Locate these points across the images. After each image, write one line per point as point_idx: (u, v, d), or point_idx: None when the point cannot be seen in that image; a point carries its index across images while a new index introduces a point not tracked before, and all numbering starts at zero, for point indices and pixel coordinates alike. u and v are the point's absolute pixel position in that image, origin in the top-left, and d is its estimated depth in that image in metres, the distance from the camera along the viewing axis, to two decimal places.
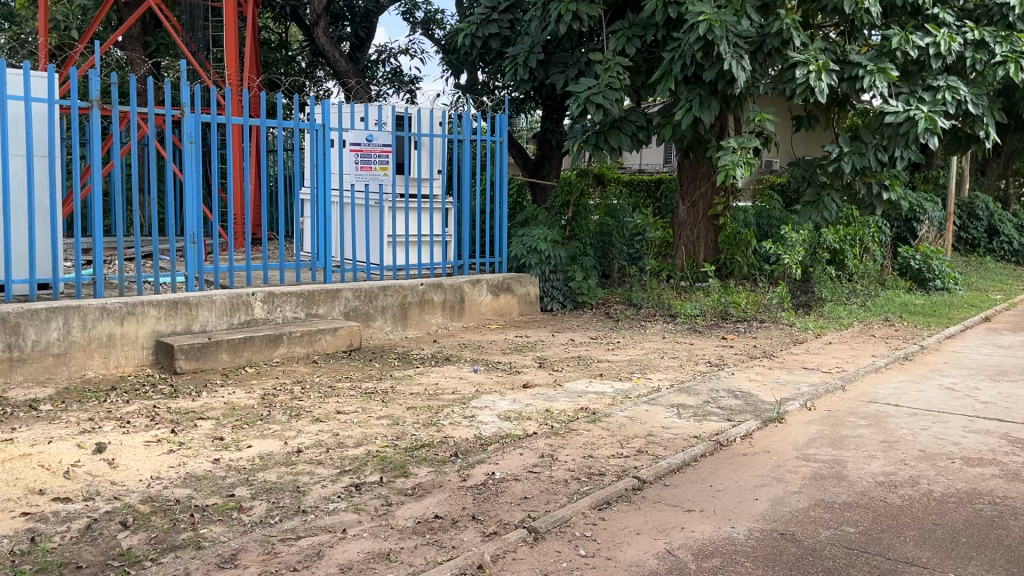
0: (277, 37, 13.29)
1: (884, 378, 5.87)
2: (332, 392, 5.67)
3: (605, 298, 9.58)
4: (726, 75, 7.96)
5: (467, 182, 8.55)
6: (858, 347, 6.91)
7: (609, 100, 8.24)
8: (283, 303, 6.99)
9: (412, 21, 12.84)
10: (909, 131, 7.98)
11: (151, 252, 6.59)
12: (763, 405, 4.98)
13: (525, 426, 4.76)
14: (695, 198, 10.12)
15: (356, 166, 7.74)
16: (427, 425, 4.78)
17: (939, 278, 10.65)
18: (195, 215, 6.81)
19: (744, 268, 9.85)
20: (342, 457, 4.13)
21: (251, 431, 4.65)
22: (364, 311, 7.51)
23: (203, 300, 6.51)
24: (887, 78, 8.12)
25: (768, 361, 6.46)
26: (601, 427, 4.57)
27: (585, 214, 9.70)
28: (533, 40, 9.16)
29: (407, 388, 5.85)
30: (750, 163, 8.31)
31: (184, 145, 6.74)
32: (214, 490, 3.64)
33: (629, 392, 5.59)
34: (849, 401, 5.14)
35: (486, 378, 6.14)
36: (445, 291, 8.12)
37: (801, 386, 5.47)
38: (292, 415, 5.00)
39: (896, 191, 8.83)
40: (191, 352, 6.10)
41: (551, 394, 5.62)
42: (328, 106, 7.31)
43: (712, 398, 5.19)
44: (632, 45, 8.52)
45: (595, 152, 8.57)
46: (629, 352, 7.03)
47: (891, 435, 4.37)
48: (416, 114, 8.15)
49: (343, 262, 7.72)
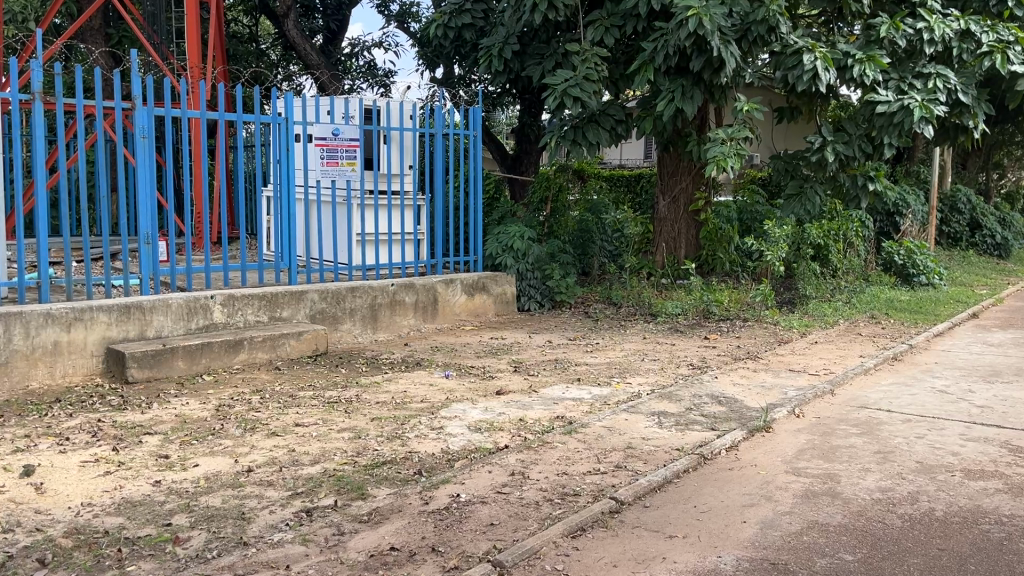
0: (247, 30, 12.92)
1: (875, 380, 5.61)
2: (292, 401, 5.32)
3: (585, 296, 9.28)
4: (714, 63, 7.75)
5: (440, 178, 8.22)
6: (845, 347, 6.67)
7: (586, 92, 7.93)
8: (245, 306, 6.63)
9: (387, 14, 12.49)
10: (904, 121, 7.79)
11: (102, 255, 6.18)
12: (749, 412, 4.70)
13: (497, 438, 4.46)
14: (675, 193, 9.85)
15: (321, 161, 7.38)
16: (390, 439, 4.45)
17: (924, 274, 10.45)
18: (149, 213, 6.41)
19: (726, 265, 9.50)
20: (295, 477, 3.81)
21: (200, 447, 4.31)
22: (331, 313, 7.18)
23: (157, 304, 6.14)
24: (877, 65, 7.91)
25: (753, 363, 6.18)
26: (577, 438, 4.27)
27: (563, 210, 9.46)
28: (507, 30, 8.83)
29: (374, 396, 5.52)
30: (741, 152, 8.07)
31: (137, 141, 6.32)
32: (149, 519, 3.29)
33: (609, 399, 5.30)
34: (839, 407, 4.87)
35: (458, 385, 5.82)
36: (417, 291, 7.80)
37: (788, 391, 5.20)
38: (246, 429, 4.66)
39: (882, 181, 8.61)
40: (144, 360, 5.73)
41: (525, 401, 5.31)
42: (291, 99, 6.95)
43: (695, 405, 4.91)
44: (610, 36, 8.23)
45: (573, 147, 8.26)
46: (608, 355, 6.73)
47: (886, 445, 4.11)
48: (386, 108, 7.79)
49: (308, 263, 7.36)
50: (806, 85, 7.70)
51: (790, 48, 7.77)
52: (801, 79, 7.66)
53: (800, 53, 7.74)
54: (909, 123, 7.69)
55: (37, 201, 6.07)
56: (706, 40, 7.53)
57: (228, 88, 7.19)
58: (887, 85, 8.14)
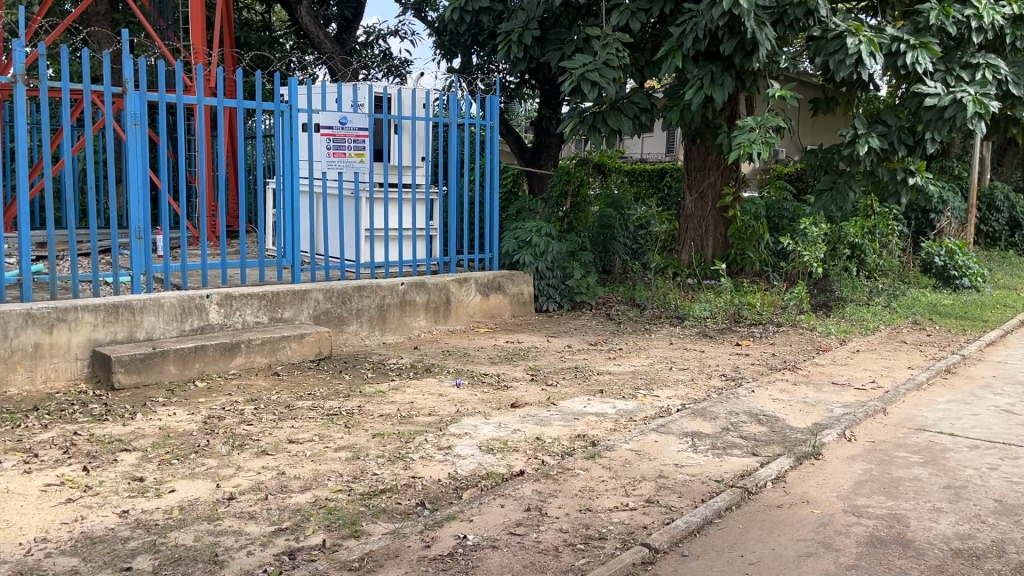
0: (259, 18, 12.53)
1: (930, 397, 5.07)
2: (288, 414, 4.86)
3: (606, 297, 8.78)
4: (746, 46, 7.20)
5: (455, 170, 7.74)
6: (890, 358, 6.13)
7: (605, 79, 7.40)
8: (243, 306, 6.19)
9: (404, 2, 12.01)
10: (955, 116, 7.22)
11: (89, 251, 5.73)
12: (794, 435, 4.20)
13: (511, 461, 3.99)
14: (703, 188, 9.30)
15: (327, 152, 6.88)
16: (392, 461, 3.99)
17: (967, 276, 9.83)
18: (141, 206, 5.93)
19: (756, 265, 9.00)
20: (281, 509, 3.36)
21: (180, 468, 3.87)
22: (336, 314, 6.73)
23: (148, 303, 5.71)
24: (930, 53, 7.34)
25: (792, 374, 5.66)
26: (602, 464, 3.79)
27: (585, 205, 9.09)
28: (528, 14, 8.34)
29: (377, 407, 5.05)
30: (771, 142, 7.55)
31: (127, 128, 5.83)
32: (108, 562, 2.85)
33: (635, 415, 4.81)
34: (895, 429, 4.34)
35: (469, 396, 5.34)
36: (429, 291, 7.33)
37: (834, 408, 4.70)
38: (234, 446, 4.21)
39: (922, 176, 8.04)
40: (132, 365, 5.32)
41: (543, 416, 4.83)
42: (296, 85, 6.47)
43: (732, 425, 4.42)
44: (636, 20, 7.65)
45: (592, 134, 7.74)
46: (632, 362, 6.24)
47: (956, 477, 3.60)
48: (397, 95, 7.32)
49: (312, 260, 6.91)
50: (849, 72, 7.16)
51: (832, 32, 7.24)
52: (844, 65, 7.13)
53: (842, 37, 7.22)
54: (960, 119, 7.13)
55: (16, 192, 5.59)
56: (739, 20, 7.02)
57: (232, 74, 6.73)
58: (934, 76, 7.61)
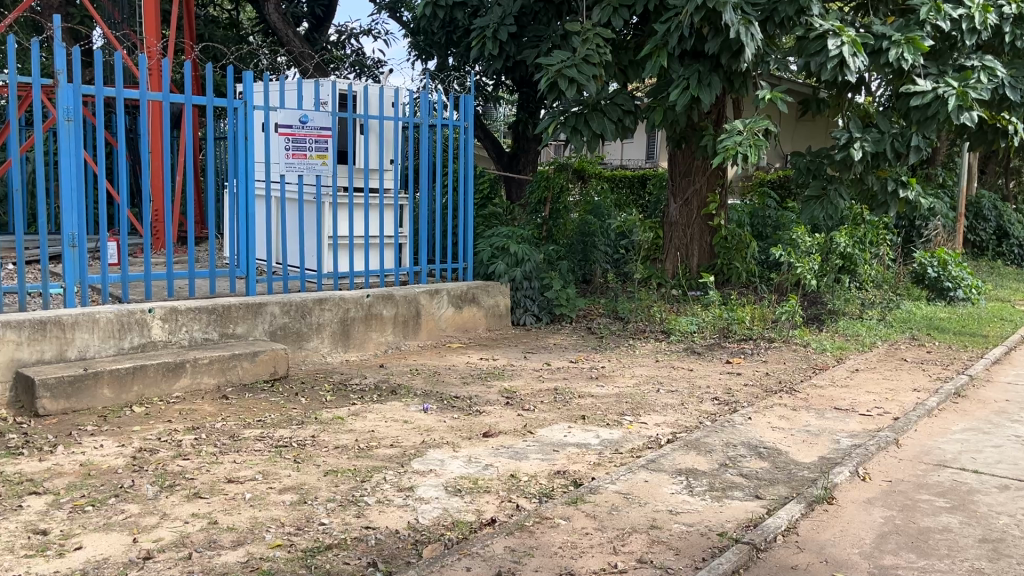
0: (226, 15, 11.96)
1: (943, 425, 4.62)
2: (231, 446, 4.31)
3: (587, 309, 8.29)
4: (732, 46, 6.74)
5: (426, 175, 7.20)
6: (893, 379, 5.68)
7: (584, 75, 6.93)
8: (190, 322, 5.63)
9: (379, 1, 11.50)
10: (937, 112, 6.78)
11: (18, 263, 5.12)
12: (801, 473, 3.74)
13: (480, 505, 3.48)
14: (687, 195, 8.85)
15: (286, 153, 6.32)
16: (344, 506, 3.46)
17: (961, 287, 9.43)
18: (76, 211, 5.33)
19: (744, 275, 8.60)
20: (207, 572, 2.84)
21: (93, 517, 3.32)
22: (294, 330, 6.18)
23: (81, 319, 5.14)
24: (916, 48, 6.85)
25: (789, 398, 5.20)
26: (585, 512, 3.28)
27: (564, 212, 8.60)
28: (503, 10, 7.86)
29: (333, 437, 4.51)
30: (759, 145, 7.10)
31: (60, 124, 5.20)
32: None
33: (621, 446, 4.32)
34: (911, 465, 3.89)
35: (436, 423, 4.81)
36: (396, 304, 6.81)
37: (841, 439, 4.25)
38: (163, 487, 3.66)
39: (915, 188, 7.60)
40: (59, 389, 4.75)
41: (519, 448, 4.31)
42: (251, 80, 5.94)
43: (730, 460, 3.94)
44: (619, 17, 7.20)
45: (573, 137, 7.25)
46: (617, 384, 5.74)
47: (990, 528, 3.15)
48: (363, 93, 6.78)
49: (269, 271, 6.35)
50: (833, 75, 6.65)
51: (815, 31, 6.74)
52: (826, 67, 6.63)
53: (825, 37, 6.71)
54: (943, 113, 6.67)
55: None
56: (720, 15, 6.59)
57: (185, 69, 6.17)
58: (926, 77, 7.18)
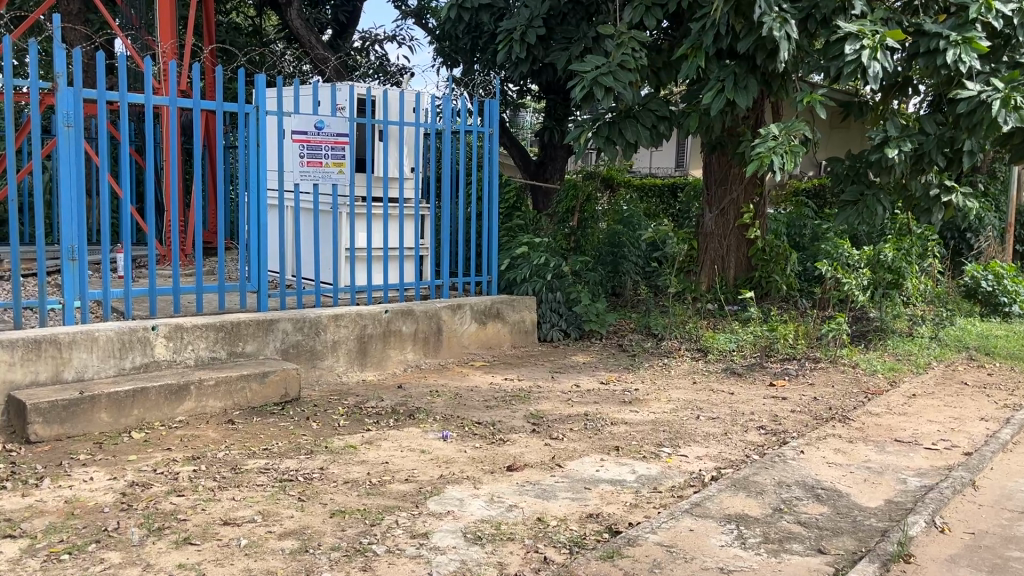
0: (249, 21, 11.74)
1: (1021, 463, 4.14)
2: (232, 480, 3.94)
3: (618, 324, 7.84)
4: (767, 46, 6.29)
5: (448, 184, 6.82)
6: (957, 407, 5.18)
7: (620, 82, 6.50)
8: (196, 340, 5.28)
9: (404, 8, 11.19)
10: (981, 118, 6.23)
11: (13, 278, 4.80)
12: (868, 522, 3.29)
13: (503, 556, 3.08)
14: (724, 204, 8.38)
15: (300, 161, 5.95)
16: (351, 556, 3.08)
17: (1017, 302, 8.87)
18: (73, 223, 5.00)
19: (783, 290, 8.08)
20: None
21: (67, 569, 2.95)
22: (307, 348, 5.82)
23: (79, 338, 4.81)
24: (976, 49, 6.32)
25: (844, 427, 4.73)
26: (623, 570, 2.86)
27: (592, 221, 8.27)
28: (531, 11, 7.50)
29: (343, 471, 4.12)
30: (796, 152, 6.65)
31: (58, 130, 4.87)
32: None
33: (660, 484, 3.90)
34: (994, 513, 3.43)
35: (457, 454, 4.40)
36: (416, 320, 6.42)
37: (908, 480, 3.80)
38: (151, 530, 3.29)
39: (960, 193, 7.05)
40: (52, 414, 4.42)
41: (547, 484, 3.90)
42: (263, 83, 5.58)
43: (784, 503, 3.50)
44: (651, 16, 6.76)
45: (607, 145, 6.84)
46: (652, 409, 5.29)
47: None
48: (382, 97, 6.43)
49: (282, 285, 5.99)
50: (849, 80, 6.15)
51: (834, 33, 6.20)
52: (842, 73, 6.13)
53: (844, 40, 6.17)
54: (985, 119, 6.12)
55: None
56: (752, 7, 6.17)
57: (198, 74, 5.79)
58: (977, 77, 6.67)
